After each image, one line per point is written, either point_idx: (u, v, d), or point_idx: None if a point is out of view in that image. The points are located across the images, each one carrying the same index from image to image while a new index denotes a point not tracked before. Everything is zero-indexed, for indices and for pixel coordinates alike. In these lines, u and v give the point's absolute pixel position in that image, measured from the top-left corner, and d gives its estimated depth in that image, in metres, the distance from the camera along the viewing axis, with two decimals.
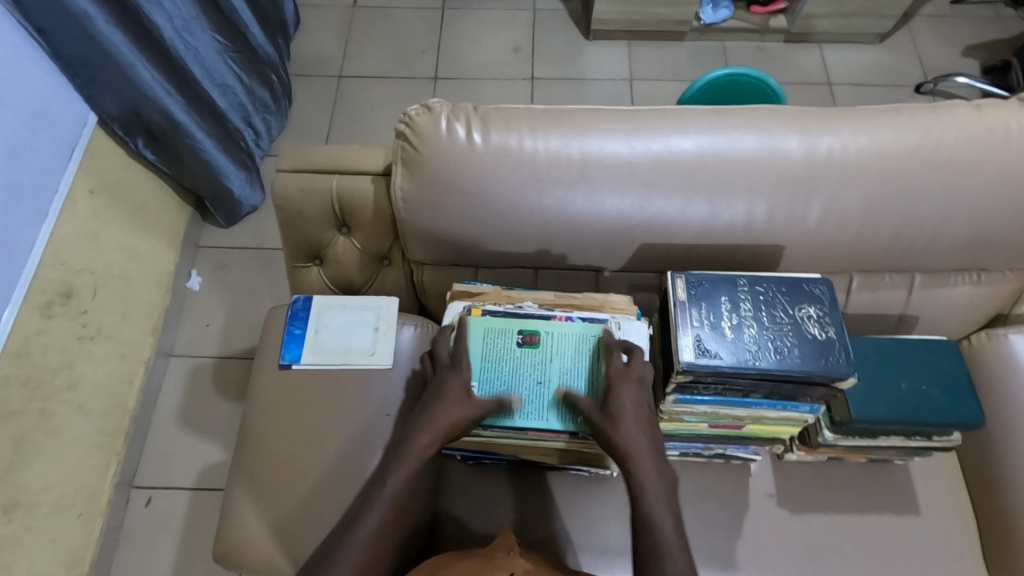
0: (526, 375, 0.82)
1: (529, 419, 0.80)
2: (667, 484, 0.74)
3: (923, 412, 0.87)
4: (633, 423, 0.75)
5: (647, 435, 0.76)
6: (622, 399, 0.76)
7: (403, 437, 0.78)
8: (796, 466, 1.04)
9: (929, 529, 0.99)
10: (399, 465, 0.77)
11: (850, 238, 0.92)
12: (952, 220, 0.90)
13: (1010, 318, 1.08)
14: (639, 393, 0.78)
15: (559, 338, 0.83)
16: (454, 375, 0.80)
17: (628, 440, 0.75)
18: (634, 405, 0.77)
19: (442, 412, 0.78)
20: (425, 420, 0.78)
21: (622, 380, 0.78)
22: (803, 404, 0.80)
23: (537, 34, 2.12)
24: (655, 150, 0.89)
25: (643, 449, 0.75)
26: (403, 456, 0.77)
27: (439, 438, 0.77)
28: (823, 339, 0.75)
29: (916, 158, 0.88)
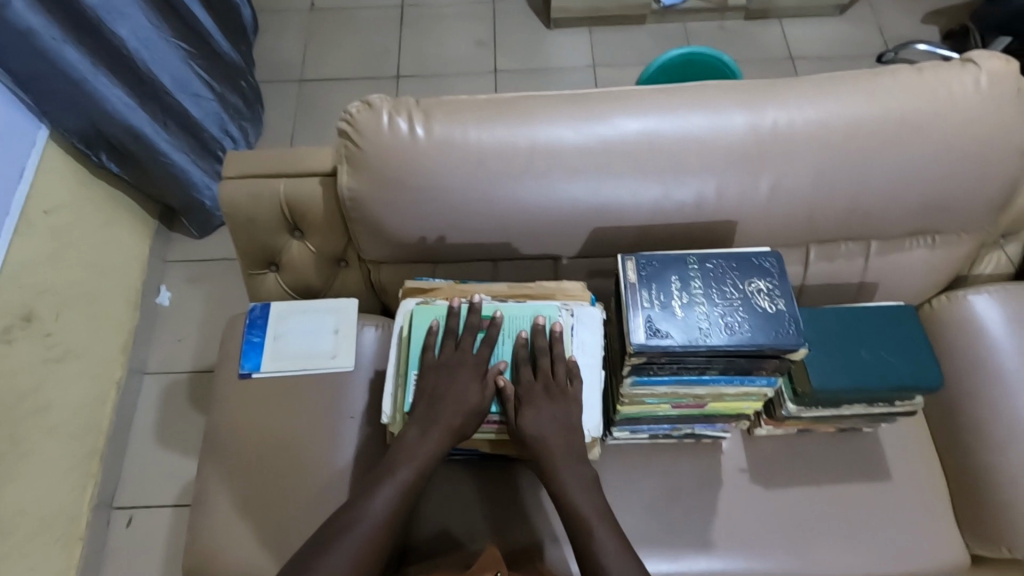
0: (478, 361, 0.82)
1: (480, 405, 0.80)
2: (587, 486, 0.77)
3: (883, 378, 0.87)
4: (545, 440, 0.77)
5: (567, 447, 0.78)
6: (533, 423, 0.77)
7: (423, 435, 0.77)
8: (764, 443, 1.04)
9: (900, 495, 0.99)
10: (414, 463, 0.77)
11: (803, 209, 0.92)
12: (904, 184, 0.90)
13: (968, 279, 1.09)
14: (547, 407, 0.78)
15: (511, 321, 0.83)
16: (471, 367, 0.79)
17: (545, 460, 0.77)
18: (546, 424, 0.77)
19: (458, 416, 0.77)
20: (450, 409, 0.77)
21: (527, 403, 0.78)
22: (761, 376, 0.79)
23: (498, 26, 2.10)
24: (601, 134, 0.88)
25: (562, 463, 0.77)
26: (417, 450, 0.77)
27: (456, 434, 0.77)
28: (774, 312, 0.75)
29: (861, 125, 0.88)
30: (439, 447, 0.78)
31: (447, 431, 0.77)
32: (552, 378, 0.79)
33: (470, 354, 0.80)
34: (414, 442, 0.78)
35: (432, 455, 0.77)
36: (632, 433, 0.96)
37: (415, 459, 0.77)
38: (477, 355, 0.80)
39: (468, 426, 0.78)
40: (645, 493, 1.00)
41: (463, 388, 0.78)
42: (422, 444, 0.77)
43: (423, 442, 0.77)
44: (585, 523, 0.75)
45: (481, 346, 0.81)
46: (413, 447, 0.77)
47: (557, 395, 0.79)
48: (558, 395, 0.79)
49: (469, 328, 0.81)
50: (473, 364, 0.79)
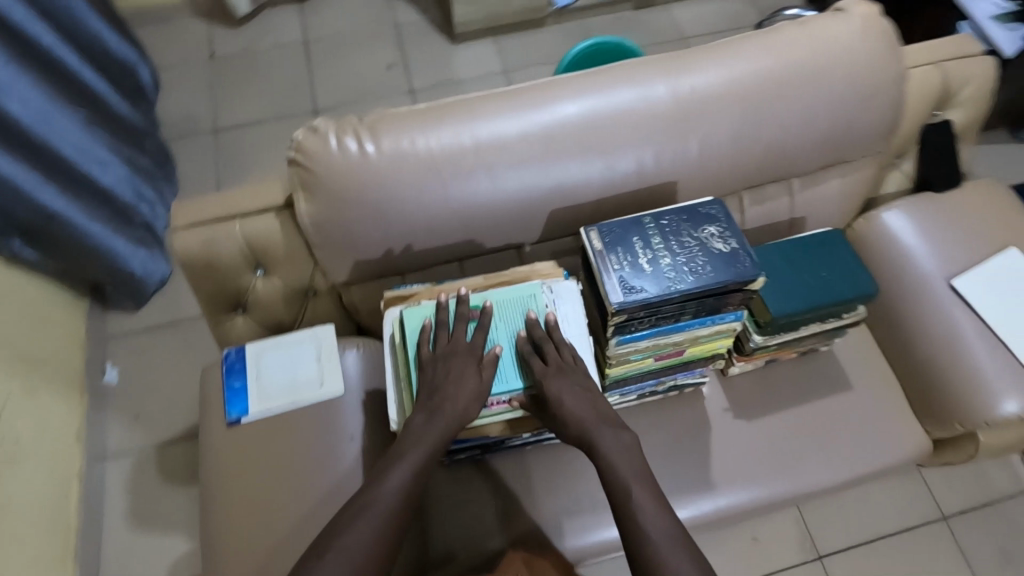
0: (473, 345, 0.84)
1: None
2: (628, 448, 0.80)
3: (828, 295, 0.97)
4: (573, 416, 0.80)
5: (592, 413, 0.81)
6: (559, 397, 0.80)
7: (429, 420, 0.79)
8: (741, 380, 1.12)
9: (865, 400, 1.10)
10: (425, 447, 0.78)
11: (731, 160, 1.01)
12: (810, 124, 1.01)
13: (878, 201, 1.23)
14: (570, 384, 0.81)
15: (500, 306, 0.86)
16: (463, 354, 0.81)
17: (577, 428, 0.80)
18: (571, 396, 0.80)
19: (462, 400, 0.79)
20: (449, 394, 0.79)
21: (550, 380, 0.80)
22: (728, 313, 0.87)
23: (405, 48, 2.14)
24: (541, 122, 0.94)
25: (592, 424, 0.80)
26: (426, 433, 0.78)
27: (457, 419, 0.78)
28: (729, 251, 0.82)
29: (764, 78, 0.98)
30: (446, 431, 0.79)
31: (452, 418, 0.78)
32: (563, 360, 0.82)
33: (462, 343, 0.82)
34: (420, 429, 0.78)
35: (442, 438, 0.78)
36: (622, 396, 1.02)
37: (423, 444, 0.78)
38: (471, 342, 0.82)
39: (473, 408, 0.79)
40: (645, 450, 1.05)
41: (455, 372, 0.80)
42: (430, 428, 0.78)
43: (428, 427, 0.78)
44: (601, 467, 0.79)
45: (474, 334, 0.83)
46: (419, 432, 0.78)
47: (573, 367, 0.82)
48: (573, 372, 0.82)
49: (459, 318, 0.84)
50: (466, 351, 0.81)
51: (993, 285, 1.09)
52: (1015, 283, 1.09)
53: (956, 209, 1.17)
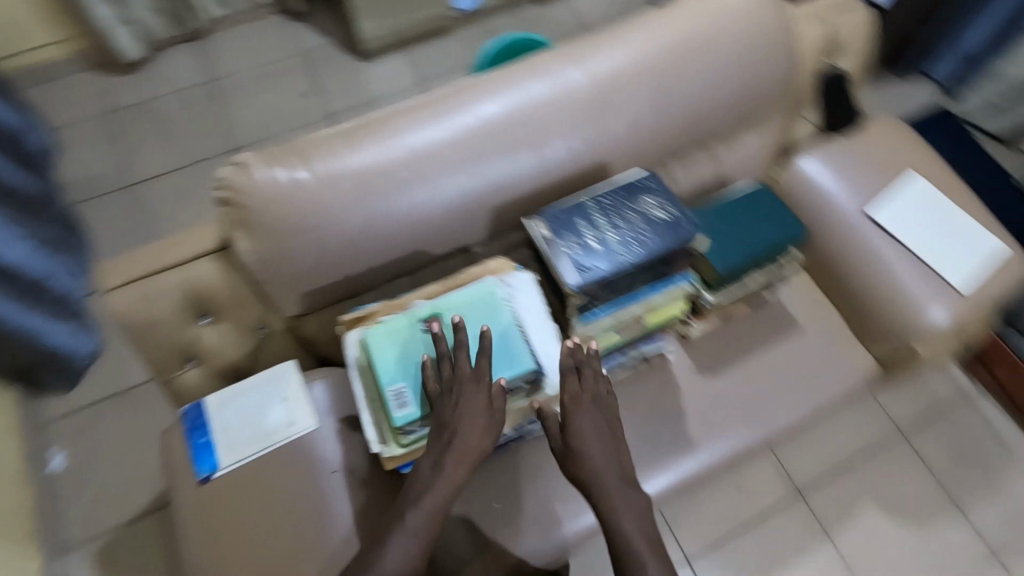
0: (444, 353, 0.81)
1: None
2: (639, 513, 0.79)
3: (764, 244, 1.03)
4: (591, 456, 0.80)
5: (609, 466, 0.81)
6: (583, 437, 0.81)
7: (437, 469, 0.76)
8: (702, 339, 1.16)
9: (813, 336, 1.18)
10: (429, 496, 0.76)
11: (653, 134, 1.06)
12: (719, 89, 1.08)
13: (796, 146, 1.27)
14: (596, 419, 0.82)
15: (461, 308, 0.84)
16: (471, 385, 0.77)
17: (592, 473, 0.79)
18: (592, 437, 0.81)
19: (471, 440, 0.76)
20: (462, 432, 0.76)
21: (580, 410, 0.82)
22: (676, 277, 0.91)
23: (314, 73, 2.10)
24: (467, 123, 0.95)
25: (606, 476, 0.80)
26: (435, 480, 0.76)
27: (469, 463, 0.76)
28: (669, 217, 0.86)
29: (671, 51, 1.03)
30: (456, 474, 0.77)
31: (461, 460, 0.76)
32: (594, 391, 0.84)
33: (468, 371, 0.78)
34: (428, 472, 0.76)
35: (450, 486, 0.76)
36: None
37: (427, 494, 0.76)
38: (475, 371, 0.78)
39: (482, 452, 0.77)
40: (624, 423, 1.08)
41: (466, 406, 0.76)
42: (435, 477, 0.76)
43: (440, 474, 0.76)
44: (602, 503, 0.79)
45: (479, 360, 0.78)
46: (428, 478, 0.76)
47: (601, 405, 0.84)
48: (598, 408, 0.84)
49: (459, 345, 0.79)
50: (471, 381, 0.77)
51: (907, 212, 1.15)
52: (927, 206, 1.15)
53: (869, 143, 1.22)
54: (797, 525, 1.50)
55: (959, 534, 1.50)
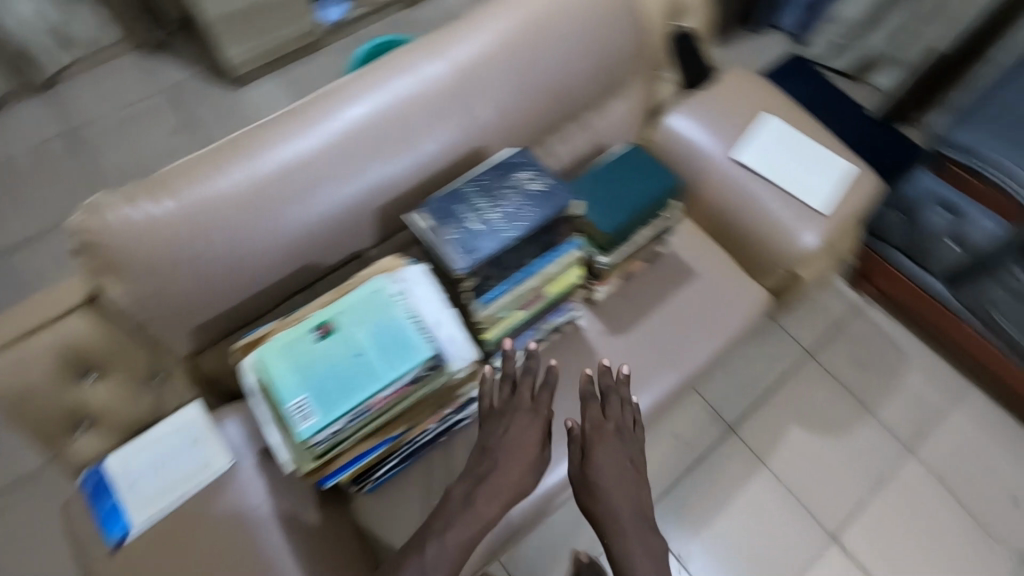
0: (340, 357, 0.72)
1: (366, 390, 0.70)
2: (646, 547, 0.91)
3: (644, 200, 1.08)
4: (606, 484, 0.95)
5: (620, 500, 0.95)
6: (601, 462, 0.97)
7: (469, 501, 0.85)
8: (607, 302, 1.22)
9: (707, 280, 1.25)
10: (454, 531, 0.82)
11: (521, 115, 1.10)
12: (576, 63, 1.12)
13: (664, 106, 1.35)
14: (613, 452, 0.99)
15: (352, 309, 0.75)
16: (527, 413, 0.92)
17: (605, 500, 0.94)
18: (609, 464, 0.97)
19: (509, 472, 0.88)
20: (510, 457, 0.89)
21: (600, 441, 0.99)
22: (563, 245, 0.95)
23: (185, 107, 2.00)
24: (335, 130, 0.94)
25: (617, 503, 0.94)
26: (464, 512, 0.84)
27: (506, 501, 0.87)
28: (544, 188, 0.89)
29: (524, 32, 1.06)
30: (492, 507, 0.86)
31: (496, 491, 0.86)
32: (616, 424, 1.02)
33: (527, 400, 0.93)
34: (462, 499, 0.85)
35: (481, 522, 0.84)
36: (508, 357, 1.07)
37: (454, 527, 0.83)
38: (533, 402, 0.93)
39: (515, 487, 0.88)
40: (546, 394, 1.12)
41: (520, 431, 0.91)
42: (467, 511, 0.84)
43: (470, 507, 0.84)
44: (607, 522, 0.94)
45: (541, 392, 0.95)
46: (460, 505, 0.85)
47: (619, 439, 1.00)
48: (618, 442, 1.00)
49: (527, 371, 0.95)
50: (528, 410, 0.92)
51: (768, 150, 1.22)
52: (784, 142, 1.22)
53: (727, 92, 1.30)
54: (733, 458, 1.60)
55: (871, 434, 1.65)
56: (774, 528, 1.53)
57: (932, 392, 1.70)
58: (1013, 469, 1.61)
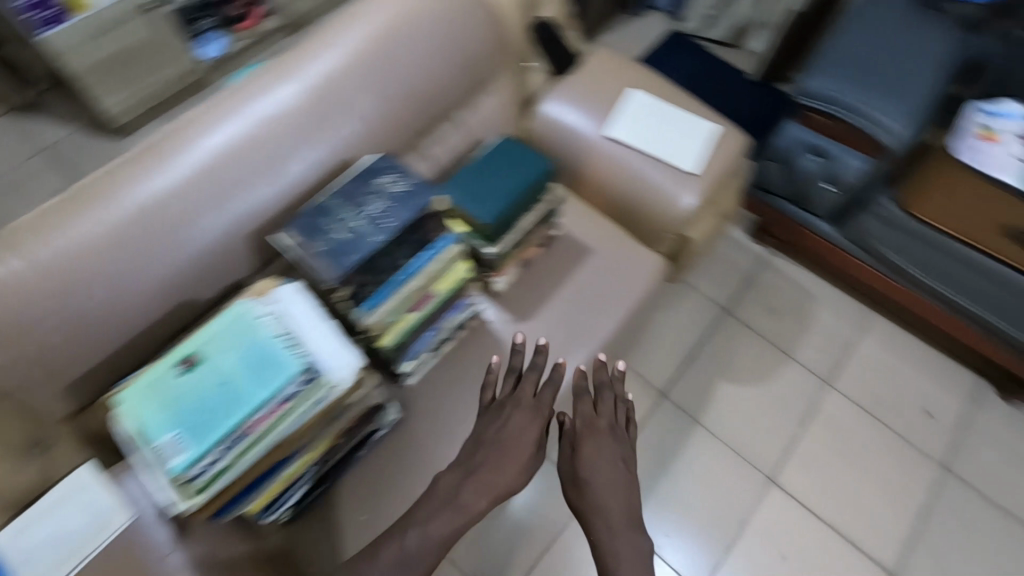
0: (206, 387, 0.72)
1: (236, 415, 0.71)
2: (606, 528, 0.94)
3: (519, 186, 1.12)
4: (595, 477, 1.00)
5: (609, 493, 0.98)
6: (590, 457, 1.02)
7: (461, 492, 0.93)
8: (508, 292, 1.24)
9: (603, 254, 1.29)
10: (439, 523, 0.89)
11: (387, 124, 1.11)
12: (434, 65, 1.14)
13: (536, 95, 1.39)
14: (604, 448, 1.04)
15: (214, 338, 0.75)
16: (527, 406, 1.04)
17: (592, 490, 0.98)
18: (598, 457, 1.02)
19: (501, 461, 0.96)
20: (503, 449, 0.98)
21: (591, 436, 1.04)
22: (439, 241, 0.95)
23: (67, 166, 1.92)
24: (189, 164, 0.93)
25: (603, 501, 0.97)
26: (450, 502, 0.92)
27: (494, 496, 0.94)
28: (406, 188, 0.92)
29: (375, 43, 1.07)
30: (479, 498, 0.93)
31: (481, 482, 0.94)
32: (608, 422, 1.09)
33: (529, 395, 1.06)
34: (450, 488, 0.93)
35: (466, 510, 0.91)
36: (412, 363, 1.07)
37: (442, 519, 0.90)
38: (534, 396, 1.06)
39: (504, 478, 0.95)
40: (459, 392, 1.15)
41: (516, 422, 1.02)
42: (452, 500, 0.92)
43: (456, 499, 0.92)
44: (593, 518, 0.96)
45: (544, 389, 1.07)
46: (448, 494, 0.93)
47: (610, 436, 1.07)
48: (611, 438, 1.07)
49: (534, 368, 1.09)
50: (528, 403, 1.05)
51: (635, 124, 1.26)
52: (648, 114, 1.27)
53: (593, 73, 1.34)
54: (667, 421, 1.66)
55: (792, 376, 1.73)
56: (714, 480, 1.59)
57: (841, 326, 1.81)
58: (923, 385, 1.73)
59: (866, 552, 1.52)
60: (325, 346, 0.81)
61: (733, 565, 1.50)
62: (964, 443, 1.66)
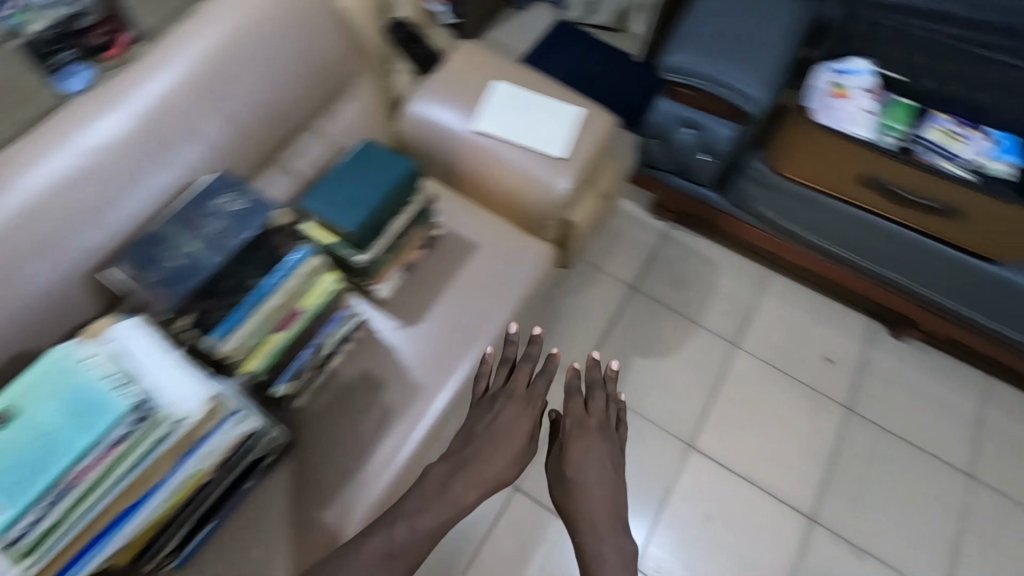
0: (22, 443, 0.71)
1: (55, 468, 0.70)
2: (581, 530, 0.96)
3: (384, 190, 1.11)
4: (583, 476, 1.00)
5: (595, 494, 0.98)
6: (577, 457, 1.01)
7: (449, 486, 0.93)
8: (394, 298, 1.22)
9: (489, 249, 1.29)
10: (423, 519, 0.91)
11: (235, 144, 1.07)
12: (281, 79, 1.10)
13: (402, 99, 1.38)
14: (595, 447, 1.04)
15: (29, 391, 0.74)
16: (520, 396, 1.04)
17: (578, 487, 0.98)
18: (587, 456, 1.02)
19: (491, 454, 0.96)
20: (495, 441, 0.98)
21: (583, 434, 1.04)
22: (291, 255, 0.97)
23: None
24: (6, 213, 0.86)
25: (587, 500, 0.97)
26: (437, 495, 0.92)
27: (480, 491, 0.94)
28: (243, 206, 0.96)
29: (208, 62, 1.03)
30: (466, 492, 0.93)
31: (471, 475, 0.94)
32: (601, 422, 1.09)
33: (523, 386, 1.06)
34: (437, 483, 0.94)
35: (454, 503, 0.92)
36: (289, 382, 1.04)
37: (427, 514, 0.91)
38: (528, 388, 1.06)
39: (493, 472, 0.95)
40: (350, 406, 1.12)
41: (509, 411, 1.02)
42: (439, 495, 0.92)
43: (445, 493, 0.92)
44: (578, 524, 0.97)
45: (539, 381, 1.07)
46: (437, 487, 0.93)
47: (601, 435, 1.06)
48: (606, 438, 1.06)
49: (528, 359, 1.09)
50: (522, 394, 1.05)
51: (500, 116, 1.26)
52: (510, 105, 1.28)
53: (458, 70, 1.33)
54: None
55: (701, 343, 1.79)
56: (637, 455, 1.62)
57: (743, 289, 1.88)
58: (822, 334, 1.81)
59: (784, 500, 1.59)
60: (171, 379, 0.81)
61: (662, 534, 1.54)
62: (864, 383, 1.75)
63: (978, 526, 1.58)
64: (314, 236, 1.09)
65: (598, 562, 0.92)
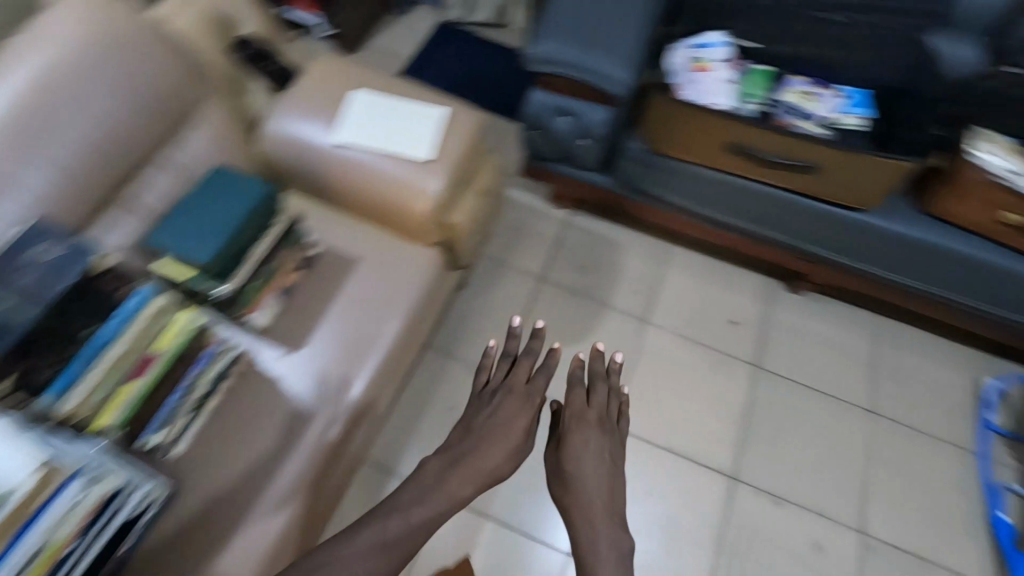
0: None
1: None
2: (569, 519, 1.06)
3: (237, 215, 1.08)
4: (580, 467, 1.10)
5: (593, 488, 1.08)
6: (575, 448, 1.12)
7: (444, 476, 1.05)
8: (276, 326, 1.17)
9: (371, 261, 1.26)
10: (420, 510, 1.01)
11: (64, 189, 1.01)
12: (111, 114, 1.04)
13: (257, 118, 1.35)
14: (591, 440, 1.14)
15: None
16: (517, 393, 1.18)
17: (575, 479, 1.09)
18: (585, 447, 1.13)
19: (490, 444, 1.09)
20: (495, 433, 1.11)
21: (580, 428, 1.15)
22: (129, 299, 0.98)
23: None
24: None
25: (587, 492, 1.08)
26: (434, 485, 1.04)
27: (476, 480, 1.06)
28: (59, 254, 0.93)
29: (18, 105, 0.95)
30: (460, 483, 1.05)
31: (467, 467, 1.06)
32: (601, 416, 1.19)
33: (522, 382, 1.20)
34: (436, 474, 1.05)
35: (452, 494, 1.03)
36: (162, 432, 1.00)
37: (426, 502, 1.02)
38: (527, 385, 1.20)
39: (491, 463, 1.08)
40: (237, 444, 1.06)
41: (507, 404, 1.16)
42: (439, 484, 1.04)
43: (443, 486, 1.04)
44: (574, 511, 1.07)
45: (538, 379, 1.22)
46: (435, 476, 1.05)
47: (600, 429, 1.17)
48: (607, 431, 1.17)
49: (527, 356, 1.24)
50: (518, 391, 1.18)
51: (360, 126, 1.24)
52: (372, 112, 1.25)
53: (316, 82, 1.29)
54: None
55: (613, 323, 1.82)
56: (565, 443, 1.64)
57: (648, 266, 1.92)
58: (726, 297, 1.88)
59: (707, 464, 1.64)
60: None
61: None
62: (769, 340, 1.83)
63: (885, 457, 1.68)
64: (167, 272, 1.04)
65: (592, 552, 1.01)
